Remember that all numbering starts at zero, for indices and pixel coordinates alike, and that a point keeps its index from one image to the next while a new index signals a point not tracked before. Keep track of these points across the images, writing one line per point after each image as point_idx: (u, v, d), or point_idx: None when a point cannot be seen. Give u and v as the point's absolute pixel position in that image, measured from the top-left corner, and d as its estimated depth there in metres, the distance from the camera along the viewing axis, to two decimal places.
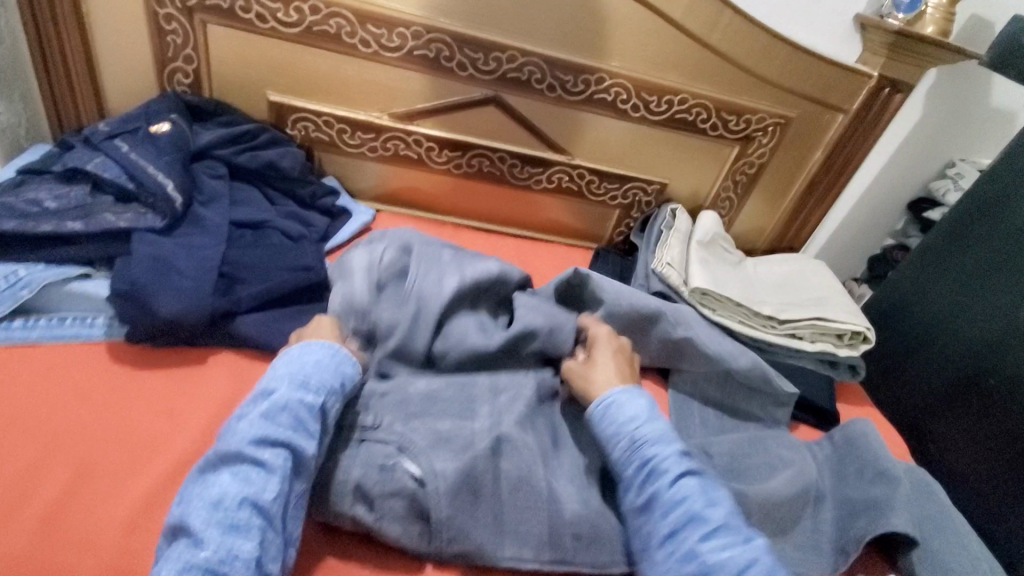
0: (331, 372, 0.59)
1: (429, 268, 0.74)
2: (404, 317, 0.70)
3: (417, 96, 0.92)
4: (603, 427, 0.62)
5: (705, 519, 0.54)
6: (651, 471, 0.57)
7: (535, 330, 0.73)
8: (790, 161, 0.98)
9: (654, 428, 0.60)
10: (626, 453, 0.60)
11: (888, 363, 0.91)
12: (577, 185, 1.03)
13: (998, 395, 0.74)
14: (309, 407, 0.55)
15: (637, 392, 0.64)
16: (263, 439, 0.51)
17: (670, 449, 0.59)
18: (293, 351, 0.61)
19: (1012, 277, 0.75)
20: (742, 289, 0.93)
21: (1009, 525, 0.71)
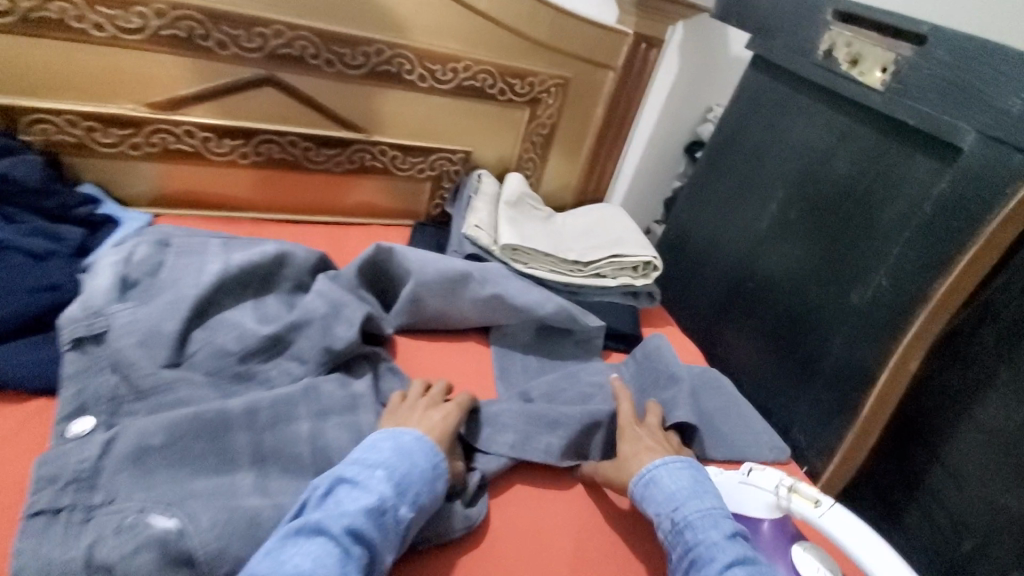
0: (427, 487, 0.53)
1: (186, 262, 0.65)
2: (150, 309, 0.59)
3: (184, 78, 0.80)
4: (647, 507, 0.56)
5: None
6: (696, 559, 0.51)
7: (313, 313, 0.65)
8: (577, 118, 1.05)
9: (698, 504, 0.54)
10: (670, 537, 0.53)
11: (678, 287, 1.03)
12: (382, 162, 0.96)
13: (756, 293, 0.86)
14: (401, 518, 0.49)
15: (686, 466, 0.58)
16: (354, 529, 0.46)
17: (721, 533, 0.52)
18: (397, 436, 0.55)
19: (748, 200, 0.89)
20: (549, 240, 0.94)
21: (777, 398, 0.82)
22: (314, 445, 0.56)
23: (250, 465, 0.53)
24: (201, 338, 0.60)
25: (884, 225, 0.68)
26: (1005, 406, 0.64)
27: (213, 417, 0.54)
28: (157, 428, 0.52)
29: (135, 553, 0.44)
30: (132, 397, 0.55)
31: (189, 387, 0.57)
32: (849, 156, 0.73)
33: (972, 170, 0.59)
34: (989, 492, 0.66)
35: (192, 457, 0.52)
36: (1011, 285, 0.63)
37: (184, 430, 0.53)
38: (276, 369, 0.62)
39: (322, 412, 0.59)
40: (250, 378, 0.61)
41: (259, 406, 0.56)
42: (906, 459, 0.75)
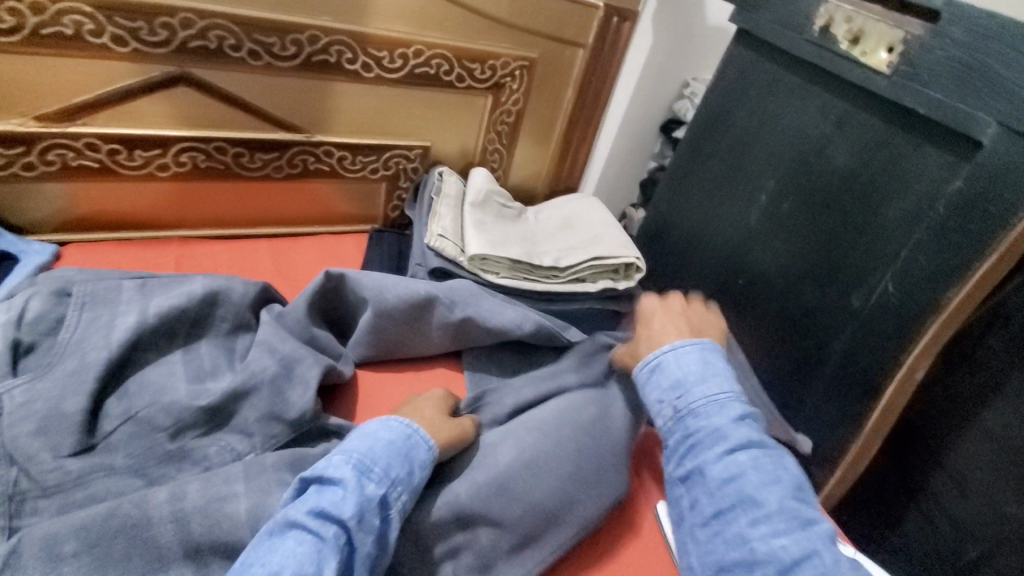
0: (398, 462, 0.50)
1: (93, 315, 0.54)
2: (49, 384, 0.49)
3: (79, 82, 0.67)
4: (649, 390, 0.56)
5: (757, 501, 0.46)
6: (694, 445, 0.51)
7: (258, 368, 0.56)
8: (545, 101, 0.95)
9: (704, 390, 0.53)
10: (670, 423, 0.53)
11: (662, 282, 0.96)
12: (328, 164, 0.85)
13: (747, 291, 0.80)
14: (375, 496, 0.47)
15: (696, 347, 0.56)
16: (320, 511, 0.44)
17: (726, 416, 0.51)
18: (358, 426, 0.53)
19: (735, 190, 0.82)
20: (522, 243, 0.85)
21: (773, 405, 0.77)
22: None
23: (187, 564, 0.45)
24: (115, 412, 0.51)
25: (889, 223, 0.62)
26: (1014, 411, 0.59)
27: (135, 514, 0.44)
28: (69, 533, 0.43)
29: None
30: (38, 491, 0.45)
31: (105, 477, 0.48)
32: (848, 145, 0.66)
33: (995, 165, 0.53)
34: (994, 500, 0.61)
35: (117, 565, 0.43)
36: None
37: (101, 534, 0.43)
38: (216, 444, 0.52)
39: (266, 483, 0.49)
40: (185, 457, 0.51)
41: (192, 497, 0.46)
42: (907, 465, 0.70)
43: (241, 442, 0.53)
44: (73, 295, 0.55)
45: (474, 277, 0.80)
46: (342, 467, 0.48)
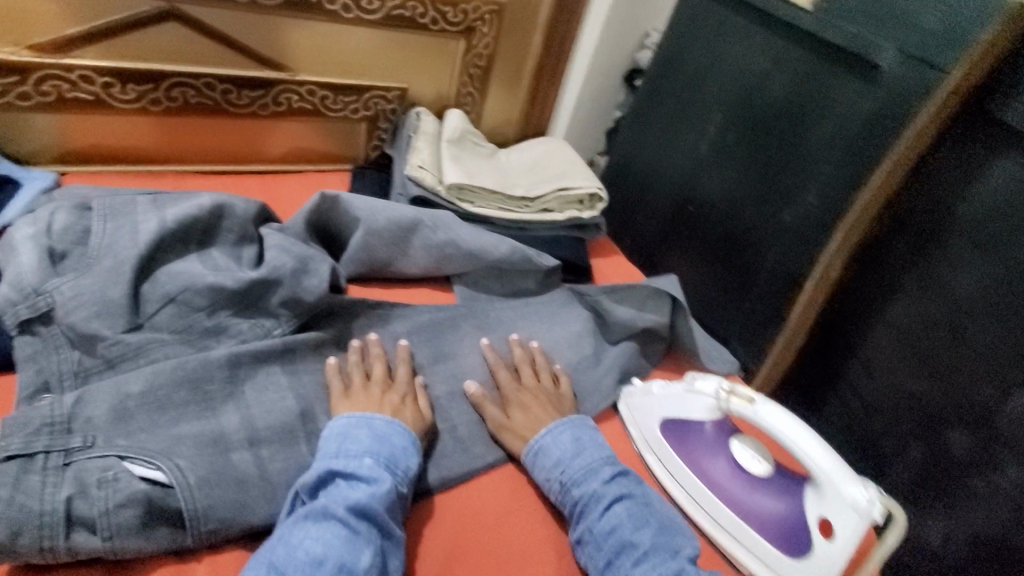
0: (403, 475, 0.52)
1: (116, 223, 0.60)
2: (91, 276, 0.56)
3: (53, 18, 0.72)
4: (536, 474, 0.60)
5: (634, 544, 0.53)
6: (581, 511, 0.56)
7: (278, 270, 0.60)
8: (514, 47, 1.01)
9: (581, 462, 0.59)
10: (558, 496, 0.58)
11: (622, 217, 1.05)
12: (312, 104, 0.90)
13: (697, 218, 0.89)
14: (395, 500, 0.50)
15: (566, 426, 0.62)
16: (359, 507, 0.47)
17: (598, 481, 0.57)
18: (370, 421, 0.54)
19: (685, 126, 0.91)
20: (495, 177, 0.93)
21: (717, 315, 0.87)
22: (297, 392, 0.57)
23: (223, 412, 0.52)
24: (154, 297, 0.57)
25: (813, 145, 0.72)
26: (909, 304, 0.71)
27: (196, 367, 0.53)
28: (136, 377, 0.51)
29: (119, 508, 0.44)
30: (104, 364, 0.53)
31: (158, 346, 0.55)
32: (780, 78, 0.75)
33: (897, 85, 0.64)
34: (894, 379, 0.73)
35: (178, 405, 0.51)
36: (917, 194, 0.69)
37: (164, 380, 0.52)
38: (248, 323, 0.60)
39: (295, 366, 0.59)
40: (222, 332, 0.58)
41: (240, 360, 0.56)
42: (827, 359, 0.82)
43: (270, 321, 0.61)
44: (93, 209, 0.61)
45: (451, 206, 0.87)
46: (371, 465, 0.50)
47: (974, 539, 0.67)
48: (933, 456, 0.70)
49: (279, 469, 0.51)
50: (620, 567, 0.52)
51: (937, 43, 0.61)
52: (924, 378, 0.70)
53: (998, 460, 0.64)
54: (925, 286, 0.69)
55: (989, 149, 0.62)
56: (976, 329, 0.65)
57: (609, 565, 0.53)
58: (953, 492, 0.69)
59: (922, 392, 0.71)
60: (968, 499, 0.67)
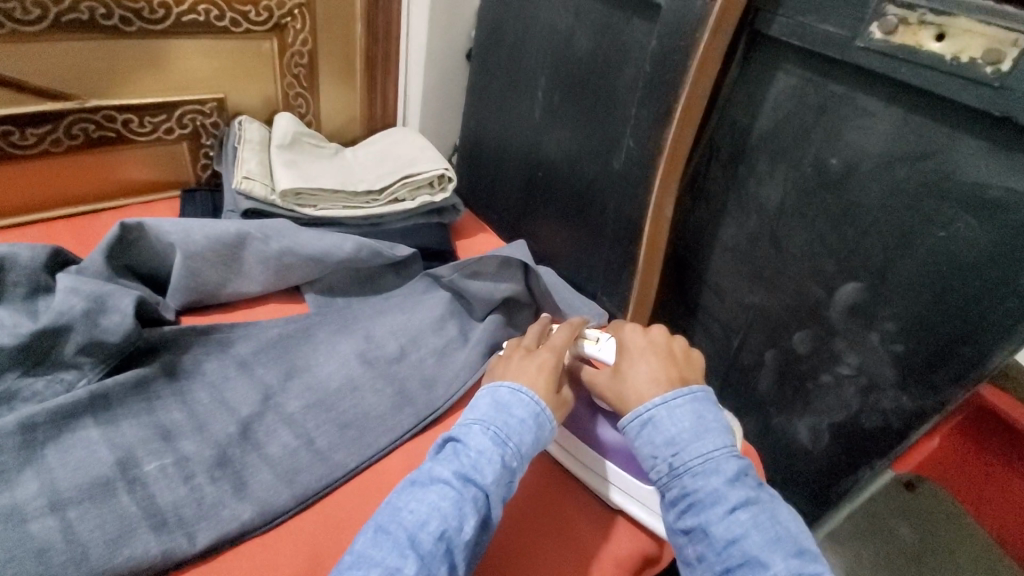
0: (531, 437, 0.53)
1: None
2: None
3: None
4: (641, 445, 0.54)
5: (762, 564, 0.45)
6: (696, 503, 0.50)
7: (67, 316, 0.54)
8: (335, 39, 0.97)
9: (700, 447, 0.51)
10: (665, 479, 0.52)
11: (484, 194, 1.04)
12: (115, 131, 0.83)
13: (546, 181, 0.89)
14: (511, 466, 0.51)
15: (685, 400, 0.54)
16: (465, 477, 0.48)
17: (722, 480, 0.49)
18: (497, 389, 0.55)
19: (520, 93, 0.90)
20: (338, 175, 0.89)
21: (582, 272, 0.89)
22: (110, 443, 0.52)
23: (17, 483, 0.47)
24: None
25: (625, 90, 0.73)
26: (736, 223, 0.75)
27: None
28: None
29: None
30: None
31: None
32: (586, 30, 0.76)
33: (672, 24, 0.65)
34: (739, 297, 0.78)
35: None
36: (724, 121, 0.72)
37: None
38: (43, 380, 0.54)
39: (111, 415, 0.54)
40: (12, 397, 0.53)
41: (34, 423, 0.50)
42: (685, 291, 0.85)
43: (71, 374, 0.55)
44: None
45: (291, 213, 0.83)
46: (483, 440, 0.51)
47: (836, 427, 0.72)
48: (785, 359, 0.75)
49: (91, 528, 0.46)
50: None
51: None
52: (761, 291, 0.75)
53: (836, 351, 0.69)
54: (745, 204, 0.73)
55: (770, 63, 0.66)
56: (790, 234, 0.69)
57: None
58: (809, 388, 0.74)
59: (765, 303, 0.75)
60: (823, 390, 0.72)
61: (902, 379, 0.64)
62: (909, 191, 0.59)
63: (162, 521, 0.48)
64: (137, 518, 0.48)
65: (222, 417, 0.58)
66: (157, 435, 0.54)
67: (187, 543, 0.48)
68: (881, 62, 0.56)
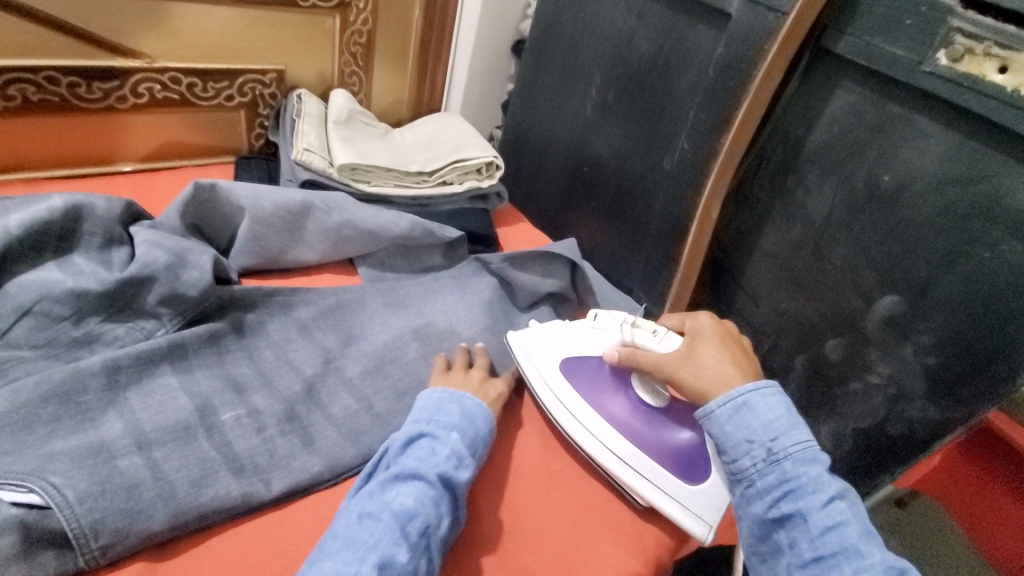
0: (474, 430, 0.57)
1: None
2: None
3: None
4: (732, 429, 0.56)
5: (860, 553, 0.48)
6: (792, 489, 0.51)
7: (150, 266, 0.57)
8: (393, 21, 0.98)
9: (796, 437, 0.54)
10: (759, 464, 0.54)
11: (524, 185, 1.06)
12: (177, 92, 0.84)
13: (592, 177, 0.92)
14: (465, 462, 0.54)
15: (776, 392, 0.57)
16: (443, 476, 0.51)
17: (821, 470, 0.51)
18: (461, 399, 0.59)
19: (571, 89, 0.92)
20: (390, 154, 0.91)
21: (619, 266, 0.91)
22: (188, 391, 0.54)
23: (104, 420, 0.49)
24: (6, 312, 0.52)
25: (683, 93, 0.76)
26: (779, 232, 0.78)
27: (64, 378, 0.49)
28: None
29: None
30: None
31: (17, 364, 0.50)
32: (649, 32, 0.79)
33: (742, 31, 0.69)
34: (774, 302, 0.81)
35: (45, 422, 0.47)
36: (776, 131, 0.75)
37: (26, 397, 0.47)
38: (124, 326, 0.56)
39: (186, 364, 0.56)
40: (94, 341, 0.55)
41: (119, 365, 0.52)
42: (720, 294, 0.88)
43: (150, 323, 0.57)
44: None
45: (346, 188, 0.85)
46: (456, 443, 0.55)
47: (858, 433, 0.76)
48: (814, 365, 0.79)
49: (177, 467, 0.49)
50: (833, 568, 0.48)
51: None
52: (800, 297, 0.78)
53: (868, 361, 0.73)
54: (790, 214, 0.76)
55: (829, 79, 0.69)
56: (834, 246, 0.73)
57: (816, 560, 0.49)
58: (836, 396, 0.77)
59: (800, 310, 0.78)
60: (849, 398, 0.75)
61: (930, 392, 0.68)
62: (958, 213, 0.62)
63: (239, 466, 0.51)
64: (218, 462, 0.50)
65: (288, 375, 0.60)
66: (229, 386, 0.56)
67: (264, 488, 0.51)
68: (942, 85, 0.60)
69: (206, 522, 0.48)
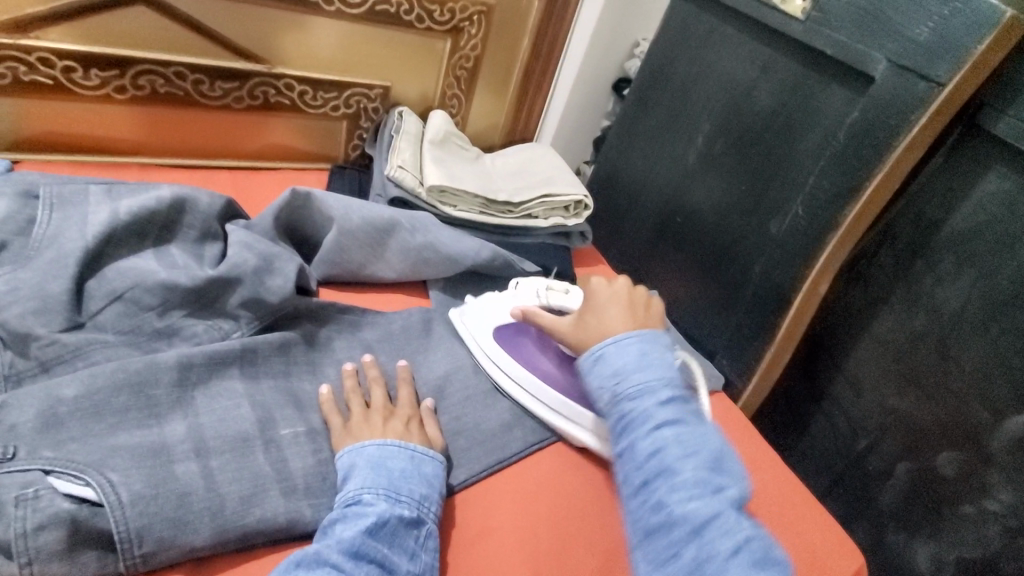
0: (421, 483, 0.50)
1: (61, 214, 0.55)
2: (30, 275, 0.51)
3: None
4: (592, 380, 0.54)
5: (676, 472, 0.45)
6: (626, 423, 0.50)
7: (239, 268, 0.57)
8: (502, 50, 0.98)
9: (639, 377, 0.51)
10: (608, 407, 0.52)
11: (610, 226, 1.02)
12: (289, 98, 0.86)
13: (684, 229, 0.86)
14: (407, 523, 0.47)
15: (636, 339, 0.54)
16: (355, 552, 0.43)
17: (654, 403, 0.49)
18: (365, 449, 0.51)
19: (674, 136, 0.88)
20: (480, 180, 0.90)
21: (703, 327, 0.85)
22: (253, 400, 0.53)
23: (169, 419, 0.49)
24: (100, 294, 0.53)
25: (802, 156, 0.70)
26: (897, 319, 0.69)
27: (140, 369, 0.49)
28: (71, 380, 0.47)
29: (41, 529, 0.39)
30: (37, 369, 0.48)
31: (100, 348, 0.51)
32: (771, 87, 0.74)
33: (883, 95, 0.62)
34: (880, 396, 0.72)
35: (114, 412, 0.47)
36: (908, 210, 0.68)
37: (102, 384, 0.47)
38: (204, 324, 0.56)
39: (255, 371, 0.55)
40: (175, 334, 0.55)
41: (193, 364, 0.52)
42: (814, 375, 0.80)
43: (229, 323, 0.57)
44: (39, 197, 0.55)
45: (432, 208, 0.84)
46: (378, 503, 0.47)
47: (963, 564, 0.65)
48: (922, 475, 0.68)
49: (230, 481, 0.47)
50: (654, 493, 0.45)
51: (924, 52, 0.59)
52: (913, 397, 0.69)
53: (988, 483, 0.62)
54: (912, 303, 0.68)
55: (979, 162, 0.61)
56: (961, 346, 0.64)
57: (643, 488, 0.46)
58: (943, 515, 0.67)
59: (910, 411, 0.69)
60: (959, 518, 0.65)
61: None
62: None
63: (289, 489, 0.49)
64: (270, 480, 0.48)
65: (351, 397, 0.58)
66: (293, 401, 0.55)
67: (310, 514, 0.48)
68: None
69: (248, 541, 0.46)
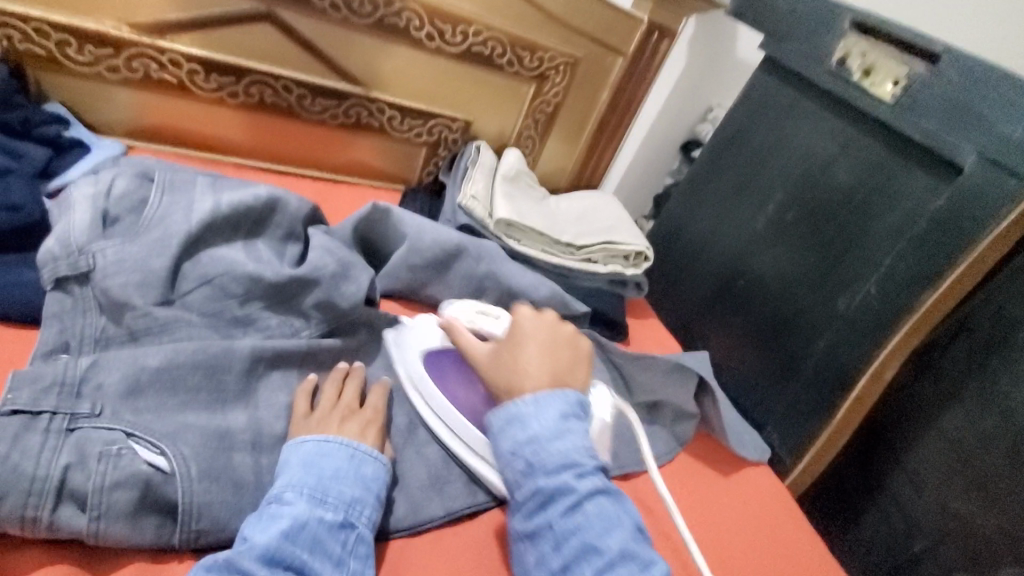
0: (353, 484, 0.46)
1: (172, 199, 0.59)
2: (139, 250, 0.54)
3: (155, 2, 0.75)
4: (501, 442, 0.51)
5: (598, 551, 0.45)
6: (545, 499, 0.48)
7: (320, 273, 0.60)
8: (582, 100, 1.02)
9: (558, 446, 0.49)
10: (518, 476, 0.50)
11: (666, 282, 1.01)
12: (378, 121, 0.92)
13: (744, 295, 0.86)
14: (331, 526, 0.43)
15: (557, 399, 0.52)
16: (270, 557, 0.39)
17: (575, 475, 0.48)
18: (299, 447, 0.47)
19: (744, 202, 0.88)
20: (546, 219, 0.92)
21: (754, 396, 0.83)
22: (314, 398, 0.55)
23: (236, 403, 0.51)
24: (192, 276, 0.56)
25: (876, 235, 0.70)
26: (966, 416, 0.66)
27: (217, 353, 0.51)
28: (156, 351, 0.49)
29: (114, 487, 0.41)
30: (127, 336, 0.52)
31: (184, 327, 0.54)
32: (851, 165, 0.74)
33: (971, 188, 0.62)
34: (942, 498, 0.68)
35: (187, 389, 0.49)
36: (988, 304, 0.65)
37: (183, 361, 0.49)
38: (277, 319, 0.59)
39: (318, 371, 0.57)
40: (249, 324, 0.58)
41: (264, 356, 0.54)
42: (870, 461, 0.76)
43: (300, 322, 0.60)
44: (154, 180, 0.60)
45: (497, 240, 0.87)
46: (301, 505, 0.43)
47: None
48: None
49: None
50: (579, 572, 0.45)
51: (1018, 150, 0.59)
52: (978, 502, 0.65)
53: None
54: (987, 402, 0.65)
55: None
56: None
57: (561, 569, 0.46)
58: None
59: (976, 518, 0.65)
60: None
61: None
62: None
63: None
64: None
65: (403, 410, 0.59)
66: None
67: None
68: None
69: None
